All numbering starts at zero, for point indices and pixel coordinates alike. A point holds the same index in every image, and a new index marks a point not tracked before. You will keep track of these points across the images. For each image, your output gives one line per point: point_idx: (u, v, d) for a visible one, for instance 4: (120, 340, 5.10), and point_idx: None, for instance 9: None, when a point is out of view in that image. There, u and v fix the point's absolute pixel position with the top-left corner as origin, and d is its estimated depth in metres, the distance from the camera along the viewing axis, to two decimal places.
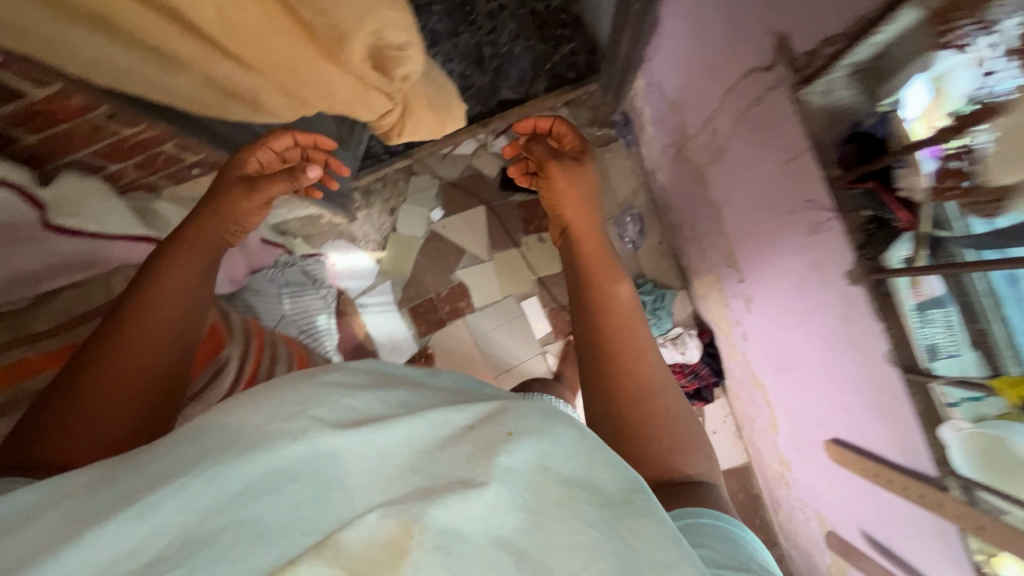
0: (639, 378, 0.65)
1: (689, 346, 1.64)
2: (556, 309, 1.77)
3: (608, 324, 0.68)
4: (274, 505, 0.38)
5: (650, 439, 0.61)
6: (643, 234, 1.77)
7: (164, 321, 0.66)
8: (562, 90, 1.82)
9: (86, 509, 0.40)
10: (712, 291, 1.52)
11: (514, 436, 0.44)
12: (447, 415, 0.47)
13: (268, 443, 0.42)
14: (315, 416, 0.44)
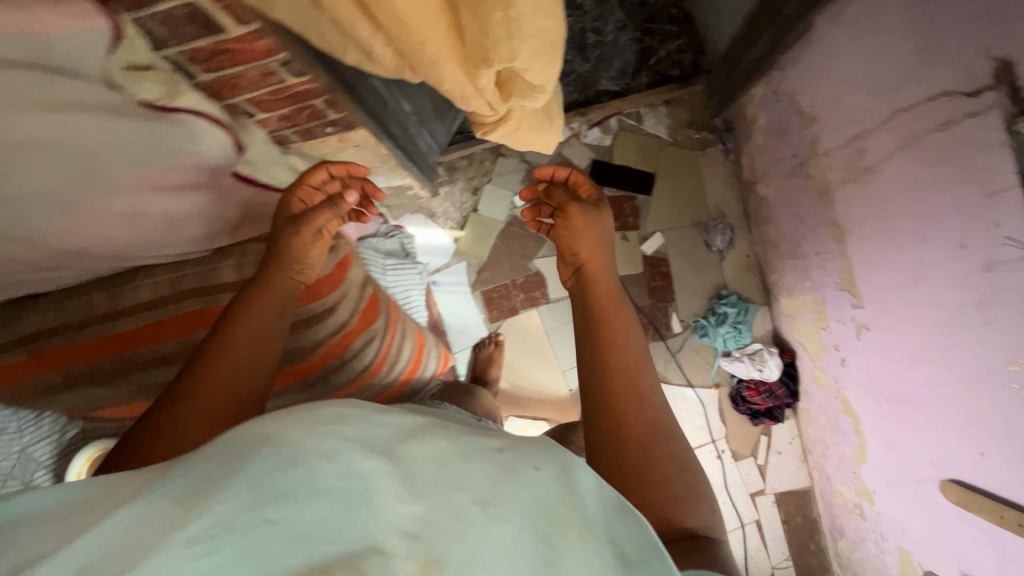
0: (650, 435, 0.65)
1: (768, 363, 1.61)
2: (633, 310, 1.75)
3: (620, 379, 0.68)
4: (296, 518, 0.35)
5: (660, 493, 0.61)
6: (731, 245, 1.74)
7: (244, 357, 0.65)
8: (665, 87, 1.77)
9: (82, 516, 0.37)
10: (808, 312, 1.49)
11: (508, 454, 0.44)
12: (477, 440, 0.46)
13: (293, 450, 0.38)
14: (340, 427, 0.41)
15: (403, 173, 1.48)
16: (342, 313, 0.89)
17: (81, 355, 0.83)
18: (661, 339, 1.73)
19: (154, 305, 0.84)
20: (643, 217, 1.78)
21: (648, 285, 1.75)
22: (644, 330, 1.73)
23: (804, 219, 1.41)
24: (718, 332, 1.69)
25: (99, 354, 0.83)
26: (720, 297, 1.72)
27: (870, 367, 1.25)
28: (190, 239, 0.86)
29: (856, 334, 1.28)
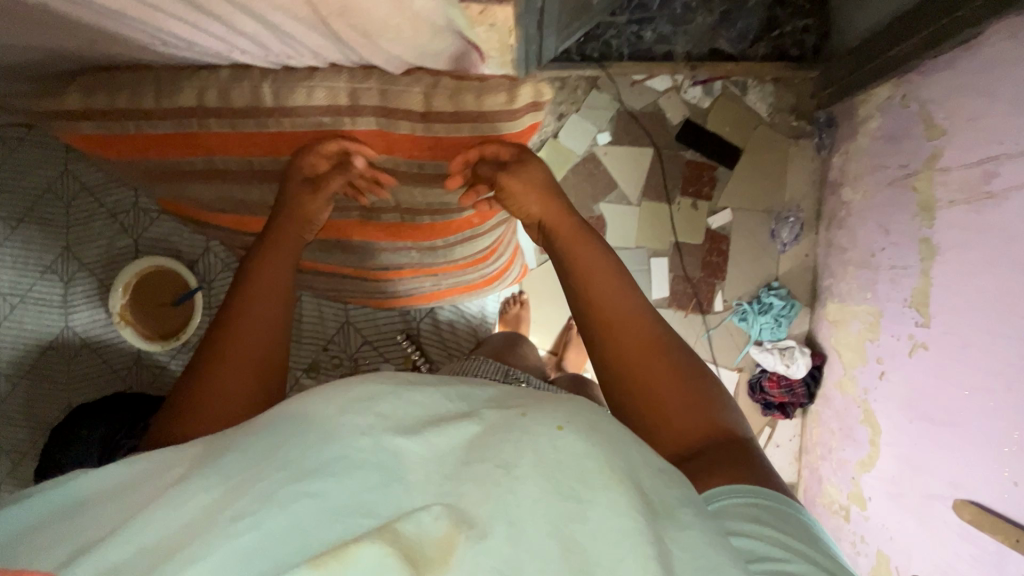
0: (651, 386, 0.64)
1: (797, 361, 1.65)
2: (681, 278, 1.75)
3: (613, 352, 0.66)
4: (331, 484, 0.42)
5: (673, 431, 0.62)
6: (796, 240, 1.73)
7: (246, 333, 0.64)
8: (781, 63, 1.70)
9: (137, 496, 0.45)
10: (856, 321, 1.52)
11: (525, 418, 0.48)
12: (501, 412, 0.50)
13: (326, 430, 0.45)
14: (366, 405, 0.48)
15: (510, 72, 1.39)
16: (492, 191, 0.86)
17: (240, 149, 0.74)
18: (700, 313, 1.75)
19: (232, 117, 0.69)
20: (717, 190, 1.75)
21: (702, 258, 1.75)
22: (687, 299, 1.74)
23: (888, 231, 1.40)
24: (758, 320, 1.71)
25: (256, 152, 0.75)
26: (770, 289, 1.72)
27: (912, 384, 1.29)
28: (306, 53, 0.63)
29: (908, 351, 1.30)
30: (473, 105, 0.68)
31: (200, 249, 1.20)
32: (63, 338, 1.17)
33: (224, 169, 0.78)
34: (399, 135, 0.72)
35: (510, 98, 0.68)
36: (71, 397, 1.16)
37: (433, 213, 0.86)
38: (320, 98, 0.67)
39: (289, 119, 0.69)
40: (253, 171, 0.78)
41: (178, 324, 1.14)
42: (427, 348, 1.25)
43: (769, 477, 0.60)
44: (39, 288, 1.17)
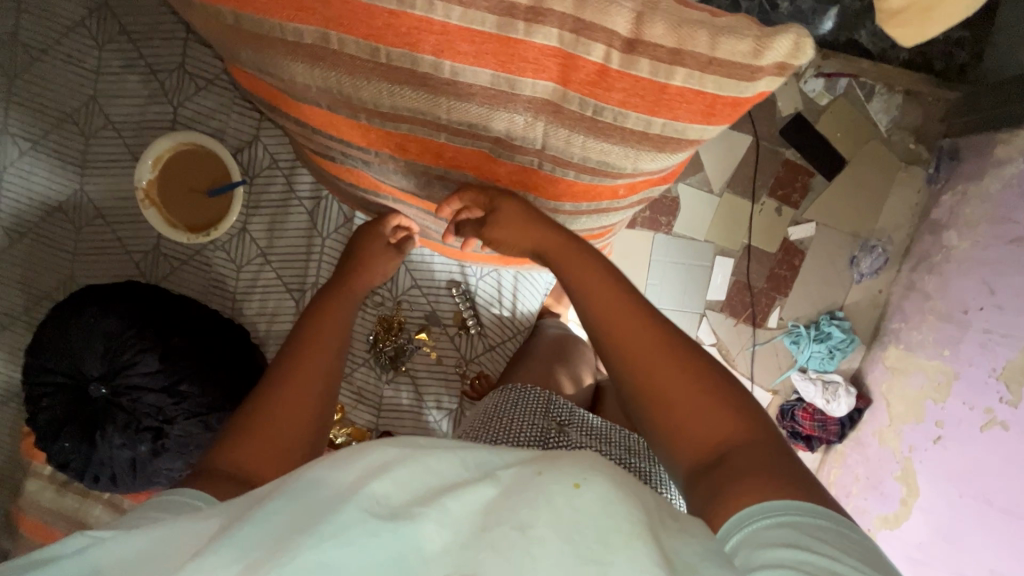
0: (662, 394, 0.61)
1: (838, 399, 1.56)
2: (742, 285, 1.62)
3: (620, 368, 0.64)
4: (348, 555, 0.43)
5: (687, 436, 0.59)
6: (875, 273, 1.59)
7: (302, 369, 0.71)
8: (920, 74, 1.51)
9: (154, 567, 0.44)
10: (919, 375, 1.41)
11: (542, 479, 0.47)
12: (514, 471, 0.49)
13: (347, 494, 0.47)
14: (384, 475, 0.48)
15: None
16: (677, 158, 0.55)
17: (341, 28, 0.45)
18: (751, 326, 1.63)
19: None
20: (807, 200, 1.59)
21: (770, 269, 1.61)
22: (742, 309, 1.61)
23: (994, 291, 1.26)
24: (810, 347, 1.59)
25: (361, 34, 0.45)
26: (832, 318, 1.60)
27: (971, 460, 1.20)
28: None
29: (981, 424, 1.20)
30: (705, 51, 0.43)
31: (247, 137, 1.01)
32: (74, 200, 1.03)
33: (306, 49, 0.48)
34: (587, 70, 0.45)
35: (758, 50, 0.43)
36: (75, 268, 1.03)
37: (591, 173, 0.55)
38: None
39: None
40: (344, 65, 0.48)
41: (210, 218, 0.98)
42: (481, 308, 1.08)
43: (800, 477, 0.54)
44: (57, 137, 1.01)
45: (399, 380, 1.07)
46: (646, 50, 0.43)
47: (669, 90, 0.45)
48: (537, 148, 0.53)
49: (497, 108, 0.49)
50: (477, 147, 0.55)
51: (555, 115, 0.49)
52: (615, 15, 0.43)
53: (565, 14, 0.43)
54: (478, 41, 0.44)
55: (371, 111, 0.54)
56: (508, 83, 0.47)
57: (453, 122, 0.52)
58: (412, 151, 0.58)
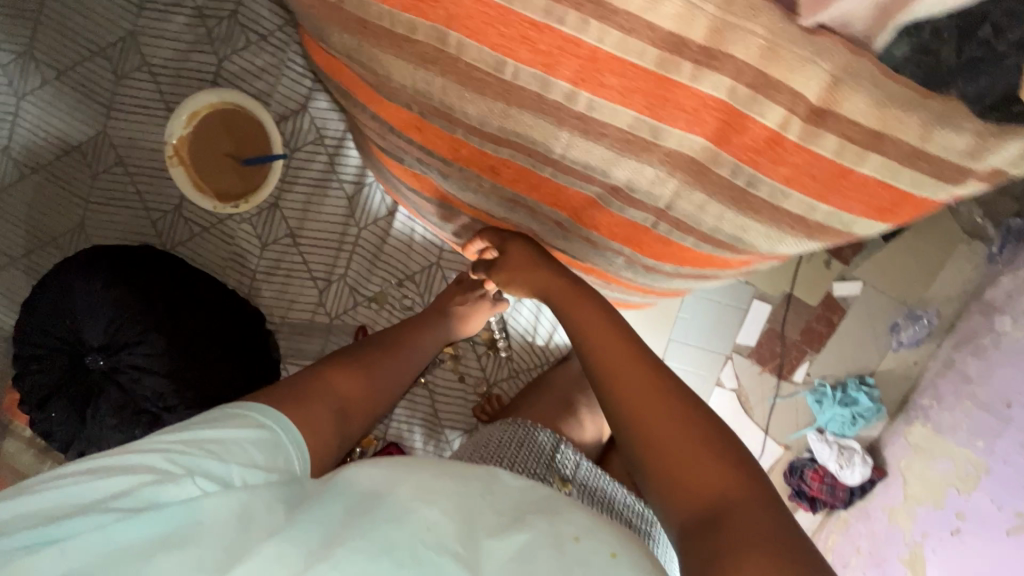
0: (649, 435, 0.53)
1: (853, 467, 1.48)
2: (774, 334, 1.53)
3: (608, 403, 0.57)
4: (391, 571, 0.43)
5: (681, 485, 0.50)
6: (914, 344, 1.51)
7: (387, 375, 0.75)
8: None
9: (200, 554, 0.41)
10: (944, 458, 1.35)
11: (580, 545, 0.46)
12: (555, 525, 0.48)
13: (399, 510, 0.47)
14: (435, 501, 0.48)
15: None
16: (800, 248, 0.47)
17: (467, 30, 0.37)
18: (775, 377, 1.55)
19: None
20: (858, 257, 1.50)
21: (806, 322, 1.53)
22: (770, 358, 1.53)
23: None
24: (833, 409, 1.50)
25: (490, 43, 0.37)
26: (862, 383, 1.51)
27: (995, 563, 1.16)
28: None
29: (1007, 527, 1.16)
30: (913, 142, 0.36)
31: (295, 106, 0.92)
32: (95, 141, 0.94)
33: (417, 46, 0.40)
34: (754, 134, 0.38)
35: (976, 152, 0.37)
36: (86, 216, 0.95)
37: (713, 244, 0.48)
38: (668, 18, 0.33)
39: (605, 21, 0.34)
40: (459, 72, 0.40)
41: (245, 188, 0.90)
42: (513, 336, 0.99)
43: (802, 556, 0.44)
44: (82, 69, 0.92)
45: (415, 393, 0.98)
46: (835, 124, 0.36)
47: (851, 177, 0.38)
48: (659, 206, 0.46)
49: (630, 155, 0.42)
50: (586, 190, 0.47)
51: (697, 175, 0.42)
52: (809, 75, 0.34)
53: (746, 65, 0.35)
54: (633, 78, 0.37)
55: (472, 130, 0.45)
56: (651, 131, 0.40)
57: (567, 160, 0.44)
58: (506, 177, 0.50)
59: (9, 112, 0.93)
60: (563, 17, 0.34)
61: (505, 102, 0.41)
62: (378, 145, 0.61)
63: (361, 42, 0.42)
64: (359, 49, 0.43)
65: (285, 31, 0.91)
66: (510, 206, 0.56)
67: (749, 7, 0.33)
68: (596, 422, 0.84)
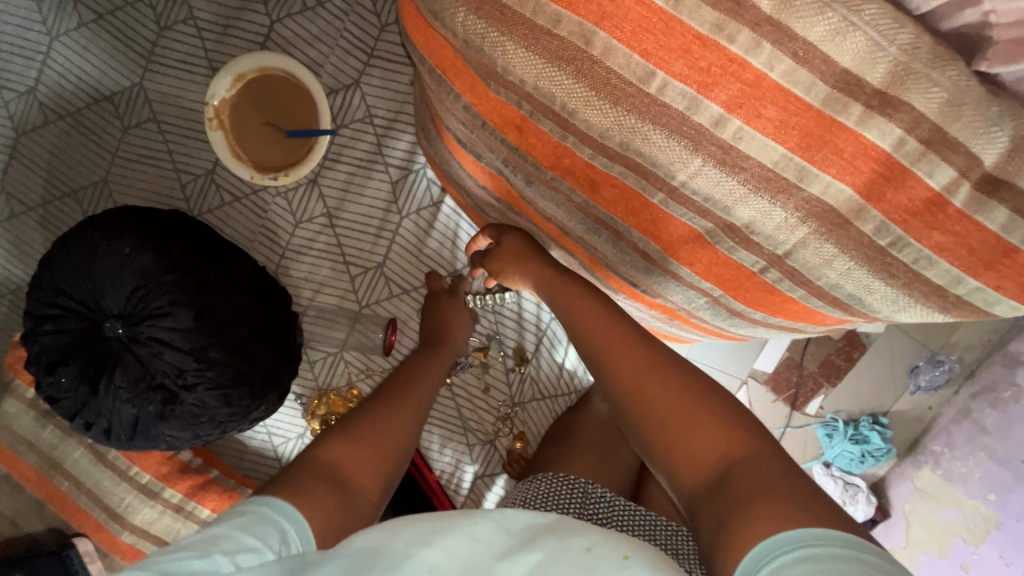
0: (654, 418, 0.52)
1: (857, 503, 1.41)
2: (791, 363, 1.50)
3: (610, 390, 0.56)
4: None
5: (686, 454, 0.50)
6: (931, 389, 1.44)
7: (393, 434, 0.63)
8: None
9: None
10: (950, 506, 1.34)
11: (592, 555, 0.41)
12: (563, 540, 0.43)
13: (397, 560, 0.41)
14: (434, 540, 0.43)
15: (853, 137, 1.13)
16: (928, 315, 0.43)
17: (621, 33, 0.35)
18: (788, 407, 1.48)
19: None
20: None
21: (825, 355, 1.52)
22: (786, 387, 1.47)
23: None
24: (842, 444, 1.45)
25: (644, 50, 0.35)
26: (874, 422, 1.46)
27: None
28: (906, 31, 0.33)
29: None
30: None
31: (348, 80, 0.87)
32: (129, 93, 0.88)
33: (557, 41, 0.37)
34: (913, 193, 0.35)
35: None
36: (111, 172, 0.90)
37: (826, 301, 0.44)
38: (847, 54, 0.33)
39: (778, 46, 0.33)
40: (597, 78, 0.38)
41: (283, 160, 0.84)
42: (541, 357, 0.94)
43: (819, 498, 0.44)
44: (125, 16, 0.87)
45: (436, 393, 0.92)
46: (1007, 195, 0.34)
47: (1013, 258, 0.35)
48: (776, 253, 0.42)
49: (764, 194, 0.39)
50: (695, 223, 0.44)
51: (832, 228, 0.39)
52: (987, 141, 0.34)
53: (921, 116, 0.34)
54: (793, 111, 0.35)
55: (587, 140, 0.42)
56: (798, 173, 0.37)
57: (688, 188, 0.41)
58: (605, 197, 0.47)
59: (40, 51, 0.87)
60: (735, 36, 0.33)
61: (639, 116, 0.38)
62: (457, 137, 0.58)
63: (490, 29, 0.39)
64: (485, 36, 0.40)
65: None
66: (595, 226, 0.52)
67: (935, 59, 0.33)
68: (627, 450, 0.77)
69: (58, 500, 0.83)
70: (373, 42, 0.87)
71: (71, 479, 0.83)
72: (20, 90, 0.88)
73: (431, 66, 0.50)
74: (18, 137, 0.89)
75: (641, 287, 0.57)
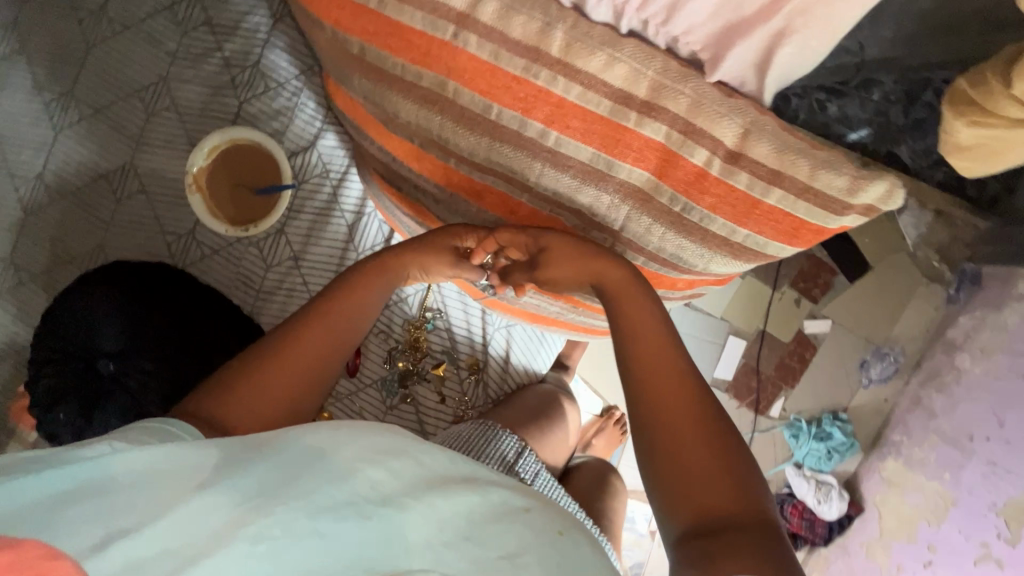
0: (673, 444, 0.51)
1: (831, 502, 1.40)
2: (750, 369, 1.48)
3: (637, 398, 0.54)
4: (335, 526, 0.43)
5: (689, 488, 0.49)
6: (883, 381, 1.46)
7: (312, 347, 0.64)
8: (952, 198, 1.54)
9: (157, 484, 0.44)
10: (909, 487, 1.29)
11: (530, 513, 0.50)
12: (505, 494, 0.52)
13: (345, 470, 0.47)
14: (379, 460, 0.48)
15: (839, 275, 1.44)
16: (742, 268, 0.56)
17: (463, 79, 0.49)
18: (753, 411, 1.49)
19: (483, 48, 0.47)
20: (827, 297, 1.46)
21: (779, 359, 1.48)
22: (748, 393, 1.47)
23: (1003, 423, 1.10)
24: (809, 444, 1.44)
25: (480, 89, 0.49)
26: (835, 418, 1.46)
27: None
28: (655, 59, 0.47)
29: (973, 556, 1.09)
30: (803, 179, 0.46)
31: (305, 143, 1.03)
32: (121, 171, 1.04)
33: (421, 89, 0.51)
34: (685, 169, 0.49)
35: (852, 189, 0.46)
36: (106, 238, 1.03)
37: (660, 262, 0.57)
38: (619, 78, 0.47)
39: (570, 78, 0.47)
40: (455, 112, 0.52)
41: (253, 214, 0.99)
42: (488, 363, 1.04)
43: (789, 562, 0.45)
44: (117, 108, 1.04)
45: (401, 409, 1.02)
46: (745, 165, 0.47)
47: (761, 207, 0.48)
48: (615, 228, 0.55)
49: (589, 184, 0.52)
50: (556, 214, 0.57)
51: (643, 203, 0.52)
52: (723, 127, 0.47)
53: (676, 116, 0.47)
54: (591, 121, 0.48)
55: (462, 159, 0.56)
56: (606, 164, 0.50)
57: (540, 187, 0.54)
58: (489, 202, 0.60)
59: (47, 143, 1.04)
60: (540, 72, 0.47)
61: (487, 135, 0.52)
62: (384, 172, 0.72)
63: (377, 86, 0.54)
64: (375, 91, 0.54)
65: (301, 77, 1.04)
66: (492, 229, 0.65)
67: (678, 77, 0.47)
68: (555, 442, 0.92)
69: None
70: (325, 107, 1.03)
71: None
72: (29, 177, 1.04)
73: (351, 119, 0.65)
74: (26, 217, 1.04)
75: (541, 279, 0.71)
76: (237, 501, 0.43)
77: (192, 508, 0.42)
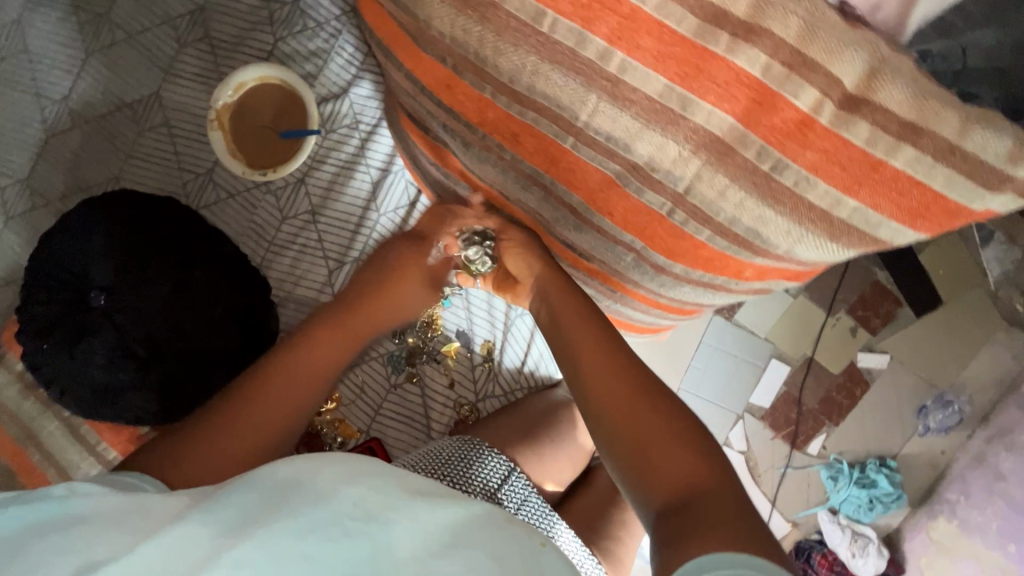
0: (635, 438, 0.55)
1: (867, 557, 1.21)
2: (790, 400, 1.28)
3: (595, 406, 0.59)
4: (320, 548, 0.41)
5: (656, 474, 0.53)
6: (944, 432, 1.25)
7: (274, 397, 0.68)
8: None
9: (130, 523, 0.44)
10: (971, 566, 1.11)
11: (511, 525, 0.48)
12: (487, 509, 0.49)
13: (319, 493, 0.44)
14: (358, 480, 0.46)
15: (905, 304, 1.26)
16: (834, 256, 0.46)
17: None
18: (788, 445, 1.28)
19: None
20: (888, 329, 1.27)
21: (825, 391, 1.28)
22: (785, 424, 1.27)
23: None
24: (850, 490, 1.24)
25: None
26: (882, 465, 1.25)
27: None
28: None
29: None
30: (951, 136, 0.35)
31: (338, 90, 0.96)
32: (147, 102, 0.98)
33: None
34: (785, 115, 0.38)
35: (1012, 157, 0.36)
36: (123, 169, 0.97)
37: (730, 240, 0.46)
38: None
39: None
40: (499, 22, 0.42)
41: (273, 158, 0.91)
42: (504, 351, 0.95)
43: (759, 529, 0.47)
44: (152, 36, 0.99)
45: (406, 388, 0.93)
46: (870, 111, 0.36)
47: (882, 170, 0.37)
48: (678, 190, 0.44)
49: (655, 127, 0.41)
50: (605, 167, 0.47)
51: (720, 156, 0.41)
52: (845, 61, 0.36)
53: (784, 41, 0.36)
54: (669, 42, 0.38)
55: (500, 87, 0.46)
56: (680, 102, 0.40)
57: (591, 128, 0.44)
58: (527, 147, 0.50)
59: (77, 65, 0.99)
60: None
61: (534, 53, 0.42)
62: (410, 111, 0.63)
63: None
64: None
65: (342, 20, 0.97)
66: (526, 183, 0.55)
67: None
68: (558, 464, 0.83)
69: (28, 471, 0.86)
70: (362, 54, 0.96)
71: (46, 450, 0.87)
72: (55, 99, 0.99)
73: (379, 39, 0.56)
74: (46, 140, 0.98)
75: (578, 251, 0.61)
76: (214, 532, 0.42)
77: (170, 539, 0.41)
